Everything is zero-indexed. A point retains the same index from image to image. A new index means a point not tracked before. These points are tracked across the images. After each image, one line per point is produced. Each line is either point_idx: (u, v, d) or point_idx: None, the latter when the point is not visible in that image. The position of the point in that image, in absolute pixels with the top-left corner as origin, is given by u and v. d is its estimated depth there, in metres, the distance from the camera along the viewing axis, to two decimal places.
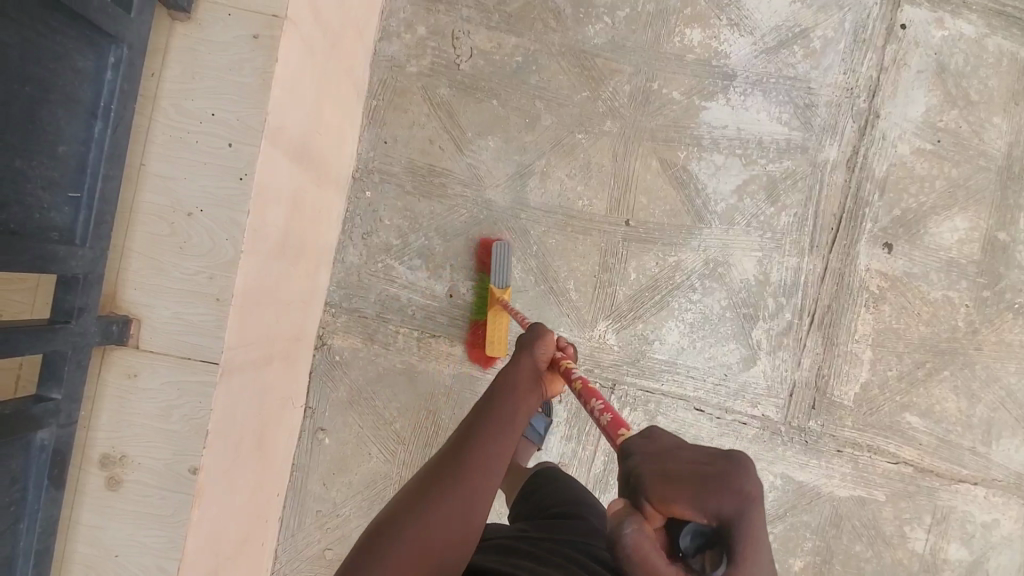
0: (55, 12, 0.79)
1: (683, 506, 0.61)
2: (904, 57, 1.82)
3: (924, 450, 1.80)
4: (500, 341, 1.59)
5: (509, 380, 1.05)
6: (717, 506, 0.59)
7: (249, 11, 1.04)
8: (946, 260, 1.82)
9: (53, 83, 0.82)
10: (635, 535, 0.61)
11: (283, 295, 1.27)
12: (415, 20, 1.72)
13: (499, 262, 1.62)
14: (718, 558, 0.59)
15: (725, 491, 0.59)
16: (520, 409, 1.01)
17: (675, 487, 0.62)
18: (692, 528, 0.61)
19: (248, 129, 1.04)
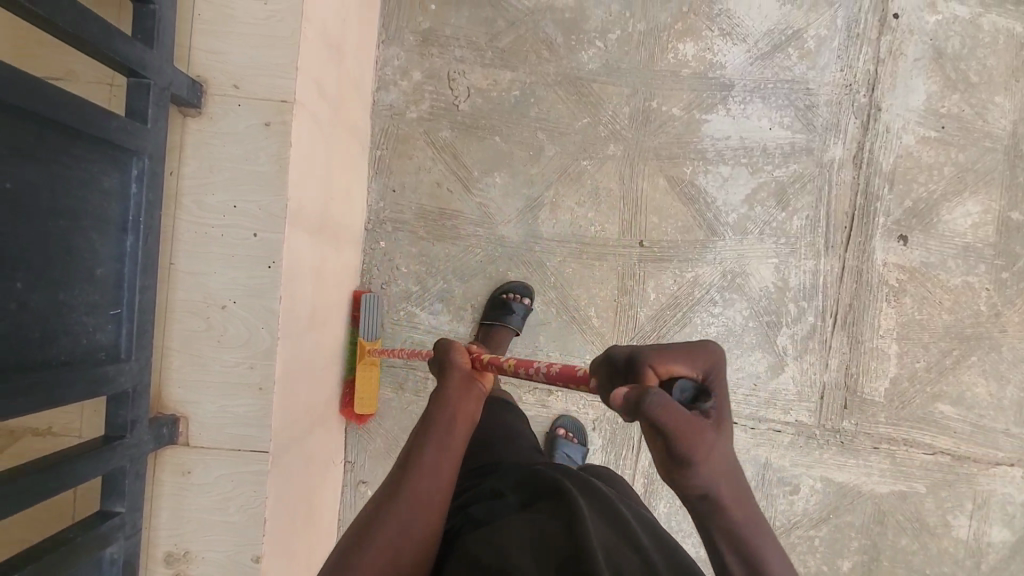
0: (78, 140, 0.78)
1: (677, 363, 0.62)
2: (900, 47, 1.81)
3: (959, 438, 1.81)
4: (369, 396, 1.59)
5: (438, 393, 0.94)
6: (706, 363, 0.63)
7: (260, 100, 1.05)
8: (963, 246, 1.82)
9: (84, 209, 0.81)
10: (661, 396, 0.57)
11: (316, 364, 1.28)
12: (410, 66, 1.72)
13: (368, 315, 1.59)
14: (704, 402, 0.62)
15: (708, 350, 0.63)
16: (457, 422, 0.90)
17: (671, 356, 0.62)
18: (686, 386, 0.62)
19: (271, 217, 1.05)
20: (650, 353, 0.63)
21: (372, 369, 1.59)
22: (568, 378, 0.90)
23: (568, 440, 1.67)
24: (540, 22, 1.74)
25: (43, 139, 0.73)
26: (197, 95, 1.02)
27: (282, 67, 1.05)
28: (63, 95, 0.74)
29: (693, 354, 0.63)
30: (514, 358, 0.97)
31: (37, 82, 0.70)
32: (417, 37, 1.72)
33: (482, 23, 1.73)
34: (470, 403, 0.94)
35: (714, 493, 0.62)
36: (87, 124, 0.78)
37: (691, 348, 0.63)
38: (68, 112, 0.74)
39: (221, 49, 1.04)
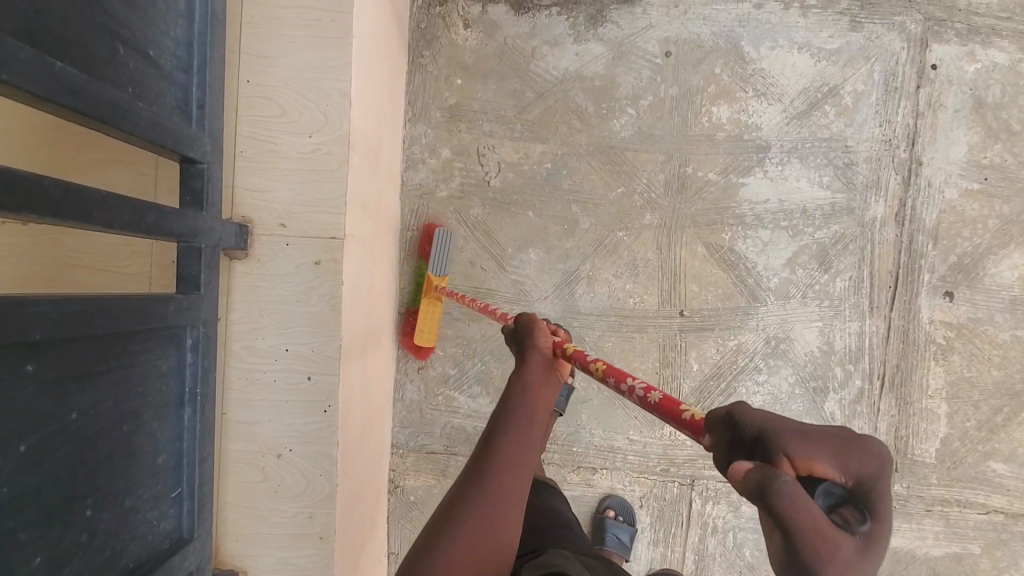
0: (135, 336, 0.78)
1: (820, 454, 0.49)
2: (939, 98, 1.75)
3: (1015, 496, 1.76)
4: (429, 328, 1.59)
5: (522, 377, 0.95)
6: (864, 467, 0.48)
7: (308, 237, 1.01)
8: (1010, 300, 1.77)
9: (144, 403, 0.80)
10: (785, 487, 0.46)
11: (362, 478, 1.24)
12: (438, 143, 1.68)
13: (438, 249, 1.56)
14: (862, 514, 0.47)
15: (869, 450, 0.48)
16: (539, 406, 0.92)
17: (814, 439, 0.50)
18: (830, 488, 0.48)
19: (324, 358, 1.01)
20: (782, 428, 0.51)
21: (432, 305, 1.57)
22: (665, 416, 0.74)
23: (616, 522, 1.63)
24: (570, 92, 1.70)
25: (105, 349, 0.73)
26: (243, 240, 0.99)
27: (329, 200, 1.01)
28: (121, 301, 0.73)
29: (848, 451, 0.49)
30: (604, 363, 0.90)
31: (98, 297, 0.70)
32: (445, 113, 1.68)
33: (510, 95, 1.69)
34: (552, 389, 0.96)
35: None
36: (143, 319, 0.77)
37: (850, 438, 0.49)
38: (127, 316, 0.74)
39: (266, 186, 1.01)
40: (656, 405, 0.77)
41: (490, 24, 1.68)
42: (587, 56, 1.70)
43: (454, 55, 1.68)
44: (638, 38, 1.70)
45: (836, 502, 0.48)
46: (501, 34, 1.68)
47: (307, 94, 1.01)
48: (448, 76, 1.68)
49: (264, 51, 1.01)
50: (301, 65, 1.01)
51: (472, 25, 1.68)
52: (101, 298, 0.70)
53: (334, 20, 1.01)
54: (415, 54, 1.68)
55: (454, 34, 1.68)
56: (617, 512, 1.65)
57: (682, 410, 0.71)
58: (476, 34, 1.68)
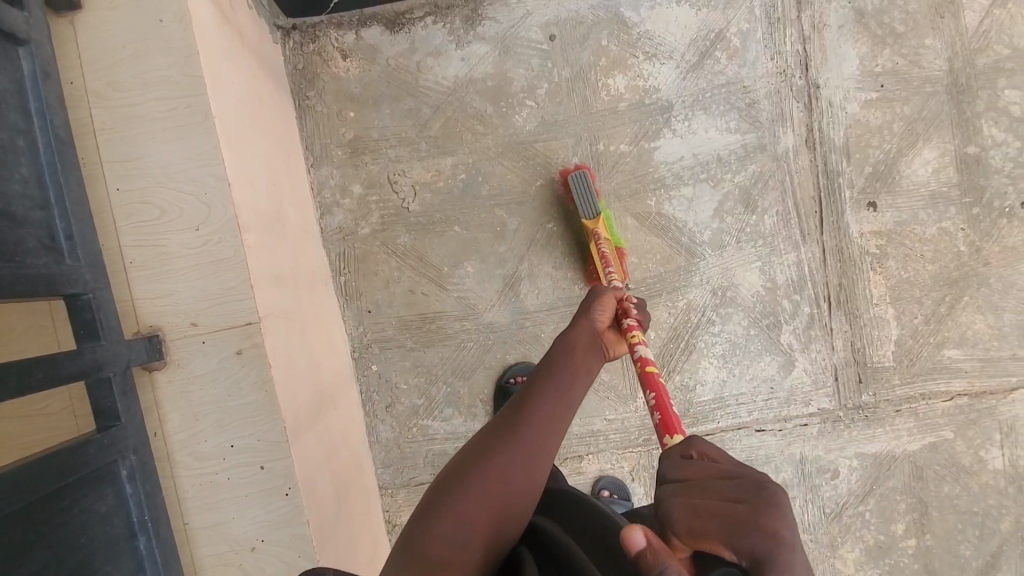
0: (60, 491, 0.79)
1: (714, 528, 0.59)
2: (822, 19, 1.79)
3: (973, 377, 1.85)
4: (620, 266, 1.55)
5: (572, 339, 1.10)
6: (754, 543, 0.57)
7: (222, 330, 0.99)
8: (930, 194, 1.83)
9: (90, 549, 0.82)
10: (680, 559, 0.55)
11: (351, 532, 1.25)
12: (348, 181, 1.65)
13: (580, 194, 1.59)
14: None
15: (763, 519, 0.59)
16: (583, 369, 1.05)
17: (707, 516, 0.60)
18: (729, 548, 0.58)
19: (271, 443, 1.00)
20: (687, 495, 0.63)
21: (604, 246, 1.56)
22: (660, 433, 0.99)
23: (612, 498, 1.67)
24: (466, 98, 1.67)
25: (29, 520, 0.74)
26: (156, 351, 0.97)
27: (233, 287, 0.99)
28: (31, 468, 0.73)
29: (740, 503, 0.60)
30: (649, 366, 1.08)
31: (4, 476, 0.70)
32: (347, 149, 1.65)
33: (407, 116, 1.66)
34: (597, 359, 1.10)
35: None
36: (61, 474, 0.78)
37: (748, 511, 0.60)
38: (43, 478, 0.75)
39: (165, 290, 0.98)
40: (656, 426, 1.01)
41: (369, 49, 1.64)
42: (473, 58, 1.67)
43: (340, 88, 1.64)
44: (519, 28, 1.68)
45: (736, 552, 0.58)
46: (382, 56, 1.65)
47: (182, 187, 0.98)
48: (340, 111, 1.65)
49: (126, 154, 0.97)
50: (169, 159, 0.98)
51: (350, 54, 1.64)
52: (5, 473, 0.70)
53: (190, 106, 0.97)
54: (301, 96, 1.64)
55: (335, 67, 1.64)
56: (612, 491, 1.69)
57: (667, 438, 0.97)
58: (357, 63, 1.64)
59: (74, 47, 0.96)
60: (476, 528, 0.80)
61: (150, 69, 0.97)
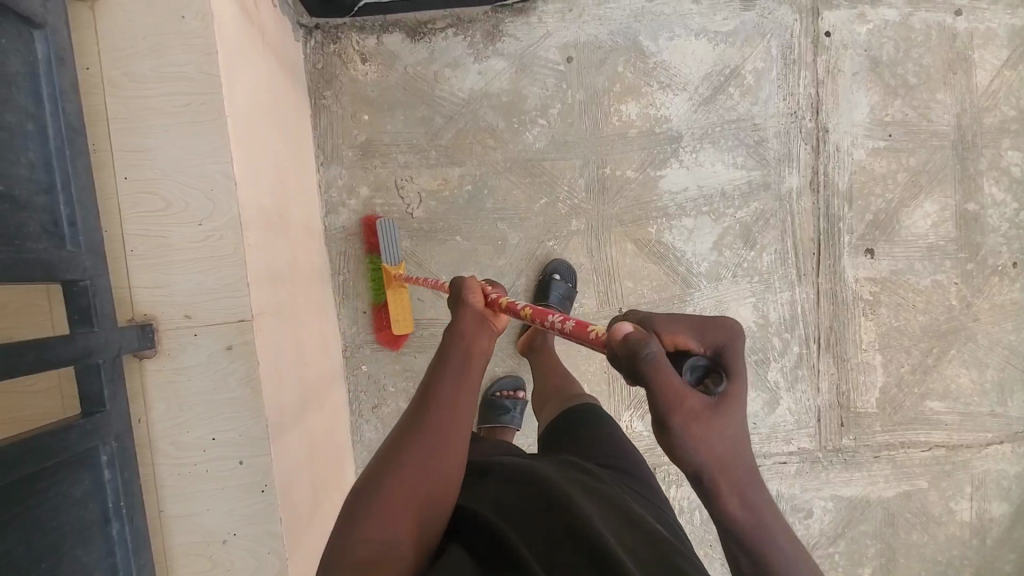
0: (39, 475, 0.79)
1: (685, 335, 0.68)
2: (837, 65, 1.81)
3: (952, 429, 1.88)
4: (404, 315, 1.62)
5: (455, 326, 0.95)
6: (717, 340, 0.66)
7: (215, 325, 1.00)
8: (927, 247, 1.86)
9: (62, 534, 0.83)
10: (653, 351, 0.65)
11: (325, 518, 1.28)
12: (355, 183, 1.67)
13: (386, 241, 1.59)
14: (717, 380, 0.66)
15: (722, 327, 0.66)
16: (476, 354, 0.92)
17: (678, 324, 0.68)
18: (695, 361, 0.67)
19: (252, 440, 1.01)
20: (658, 323, 0.69)
21: (399, 293, 1.61)
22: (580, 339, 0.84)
23: (560, 282, 1.68)
24: (479, 111, 1.70)
25: (6, 500, 0.74)
26: (149, 339, 0.98)
27: (230, 283, 1.00)
28: (9, 451, 0.73)
29: (702, 329, 0.67)
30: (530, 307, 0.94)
31: None
32: (357, 151, 1.67)
33: (419, 123, 1.68)
34: (488, 337, 0.96)
35: (710, 466, 0.64)
36: (42, 457, 0.78)
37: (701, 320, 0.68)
38: (25, 461, 0.75)
39: (163, 280, 1.00)
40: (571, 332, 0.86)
41: (389, 55, 1.67)
42: (490, 72, 1.69)
43: (356, 91, 1.66)
44: (537, 48, 1.70)
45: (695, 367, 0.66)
46: (401, 63, 1.67)
47: (188, 181, 0.99)
48: (355, 113, 1.67)
49: (137, 144, 0.99)
50: (178, 153, 0.99)
51: (370, 58, 1.66)
52: None
53: (204, 103, 0.99)
54: (317, 95, 1.66)
55: (353, 71, 1.66)
56: (562, 274, 1.69)
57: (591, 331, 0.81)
58: (375, 67, 1.66)
59: (93, 34, 0.97)
60: (401, 534, 0.73)
61: (168, 63, 0.98)
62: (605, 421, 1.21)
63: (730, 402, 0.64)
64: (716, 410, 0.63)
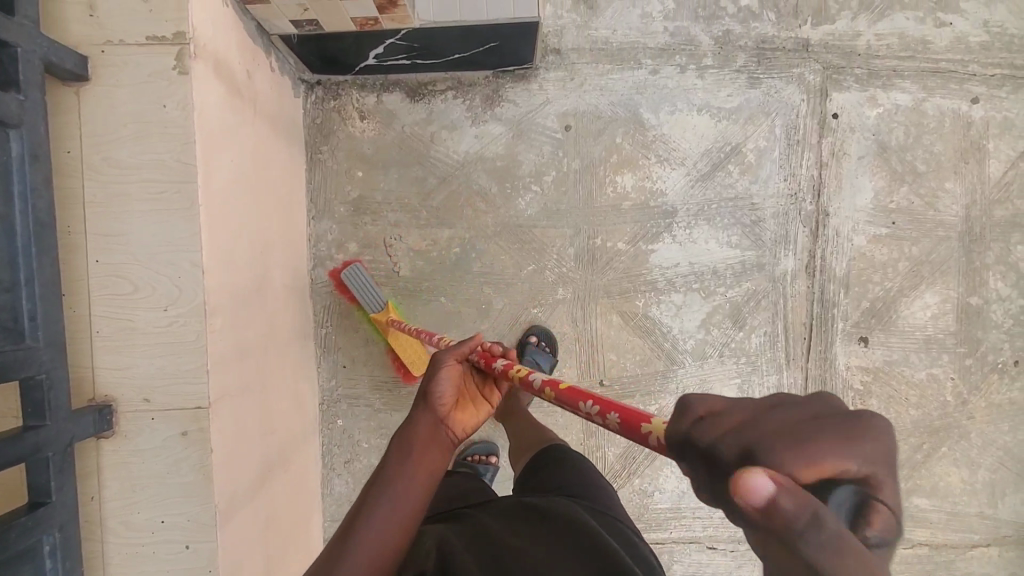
0: None
1: (834, 465, 0.42)
2: (843, 147, 1.76)
3: (936, 528, 1.82)
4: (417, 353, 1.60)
5: (402, 437, 0.84)
6: (872, 455, 0.42)
7: (174, 410, 1.02)
8: (924, 339, 1.80)
9: None
10: (824, 531, 0.39)
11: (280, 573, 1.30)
12: (345, 238, 1.68)
13: (362, 288, 1.60)
14: (888, 517, 0.42)
15: (867, 429, 0.44)
16: (419, 474, 0.80)
17: (816, 443, 0.42)
18: (844, 490, 0.42)
19: (200, 527, 1.03)
20: (786, 446, 0.43)
21: (397, 334, 1.59)
22: (631, 435, 0.68)
23: (537, 348, 1.67)
24: (472, 174, 1.70)
25: None
26: (106, 422, 1.00)
27: (190, 371, 1.02)
28: None
29: (853, 445, 0.42)
30: (552, 388, 0.85)
31: None
32: (349, 207, 1.68)
33: (413, 183, 1.69)
34: (440, 451, 0.84)
35: None
36: None
37: (839, 422, 0.44)
38: None
39: (125, 363, 1.02)
40: (618, 429, 0.71)
41: (387, 113, 1.67)
42: (486, 136, 1.69)
43: (352, 147, 1.67)
44: (536, 114, 1.70)
45: (858, 510, 0.41)
46: (399, 122, 1.68)
47: (157, 267, 1.01)
48: (349, 169, 1.68)
49: (111, 229, 1.00)
50: (149, 239, 1.00)
51: (368, 116, 1.67)
52: None
53: (179, 192, 1.00)
54: (313, 150, 1.67)
55: (351, 127, 1.67)
56: (540, 339, 1.69)
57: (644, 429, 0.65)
58: (373, 125, 1.67)
59: (76, 119, 0.99)
60: None
61: (146, 150, 1.00)
62: (577, 460, 1.20)
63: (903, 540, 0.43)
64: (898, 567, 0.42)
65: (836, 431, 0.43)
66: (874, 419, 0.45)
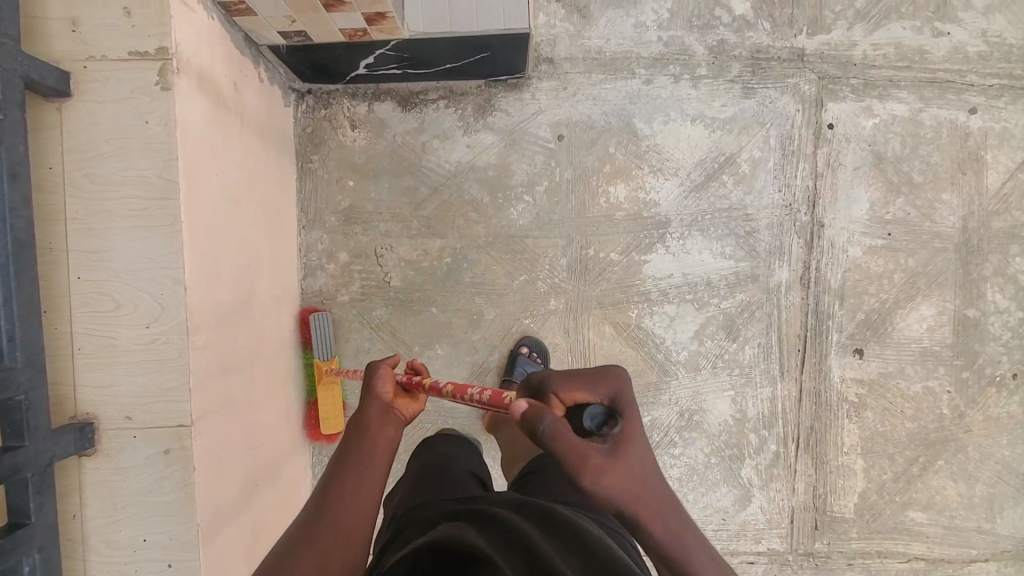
0: None
1: (579, 391, 0.74)
2: (838, 158, 1.74)
3: (932, 542, 1.80)
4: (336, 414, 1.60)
5: (354, 431, 0.83)
6: (605, 386, 0.75)
7: (155, 428, 1.01)
8: (920, 351, 1.78)
9: None
10: (554, 420, 0.68)
11: None
12: (335, 248, 1.68)
13: (319, 336, 1.58)
14: (614, 423, 0.72)
15: (608, 375, 0.76)
16: (376, 462, 0.80)
17: (573, 381, 0.75)
18: (591, 409, 0.72)
19: (182, 546, 1.02)
20: (555, 383, 0.75)
21: (331, 390, 1.60)
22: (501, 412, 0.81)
23: (527, 358, 1.66)
24: (464, 184, 1.69)
25: None
26: (87, 440, 0.99)
27: (172, 390, 1.01)
28: None
29: (597, 382, 0.75)
30: (451, 386, 0.87)
31: None
32: (339, 217, 1.67)
33: (404, 192, 1.68)
34: (392, 439, 0.83)
35: (626, 504, 0.69)
36: None
37: (594, 372, 0.76)
38: None
39: (106, 381, 1.01)
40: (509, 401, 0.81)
41: (378, 122, 1.67)
42: (478, 146, 1.68)
43: (343, 156, 1.67)
44: (528, 124, 1.69)
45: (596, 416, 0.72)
46: (390, 131, 1.67)
47: (139, 284, 1.00)
48: (340, 179, 1.67)
49: (93, 245, 1.00)
50: (131, 255, 1.00)
51: (359, 125, 1.67)
52: None
53: (161, 209, 1.00)
54: (303, 159, 1.66)
55: (342, 136, 1.66)
56: (532, 350, 1.67)
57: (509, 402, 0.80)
58: (364, 134, 1.67)
59: (57, 135, 0.98)
60: None
61: (128, 166, 0.99)
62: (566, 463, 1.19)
63: (629, 442, 0.71)
64: (618, 456, 0.69)
65: (588, 379, 0.75)
66: (614, 370, 0.77)
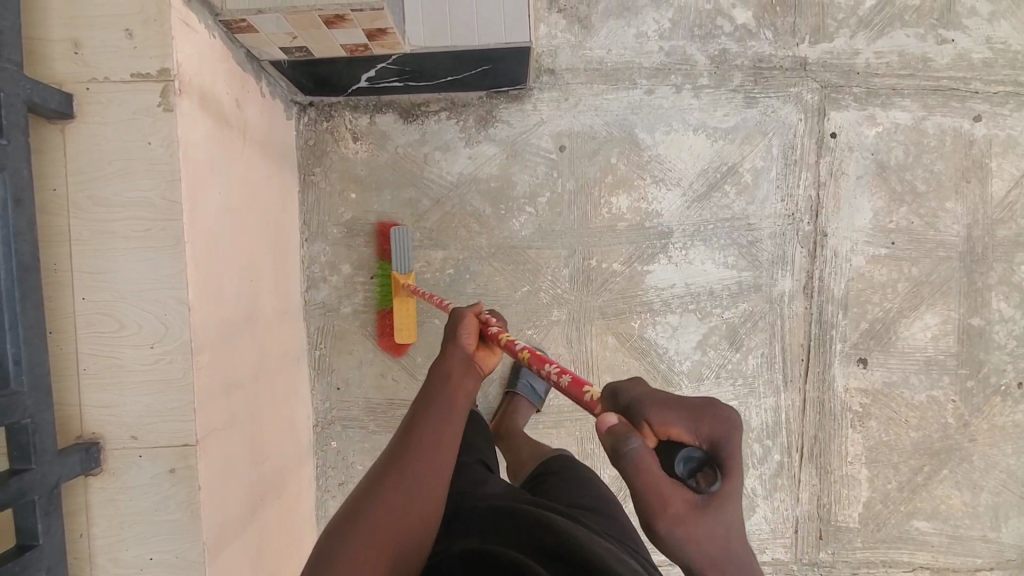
0: None
1: (677, 427, 0.61)
2: (841, 167, 1.74)
3: (937, 551, 1.80)
4: (408, 326, 1.61)
5: (440, 371, 0.92)
6: (710, 429, 0.60)
7: (160, 447, 1.02)
8: (924, 360, 1.78)
9: None
10: (637, 450, 0.60)
11: None
12: (338, 260, 1.68)
13: (398, 250, 1.59)
14: (712, 477, 0.60)
15: (718, 415, 0.60)
16: (459, 401, 0.88)
17: (672, 410, 0.62)
18: (687, 451, 0.61)
19: (188, 564, 1.02)
20: (651, 409, 0.63)
21: (404, 303, 1.60)
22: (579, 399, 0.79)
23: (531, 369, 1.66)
24: (466, 196, 1.69)
25: None
26: (94, 460, 1.00)
27: (176, 409, 1.02)
28: None
29: (697, 420, 0.60)
30: (530, 351, 0.90)
31: None
32: (342, 229, 1.68)
33: (406, 204, 1.68)
34: (473, 385, 0.92)
35: (700, 563, 0.61)
36: None
37: (700, 406, 0.61)
38: None
39: (111, 401, 1.01)
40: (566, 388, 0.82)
41: (380, 134, 1.67)
42: (480, 158, 1.68)
43: (345, 168, 1.67)
44: (530, 135, 1.69)
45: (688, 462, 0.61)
46: (392, 143, 1.67)
47: (143, 304, 1.00)
48: (342, 191, 1.67)
49: (97, 266, 1.00)
50: (136, 275, 1.00)
51: (362, 137, 1.67)
52: None
53: (164, 229, 1.00)
54: (306, 171, 1.67)
55: (344, 148, 1.67)
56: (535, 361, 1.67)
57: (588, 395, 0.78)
58: (366, 146, 1.67)
59: (62, 157, 0.99)
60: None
61: (132, 188, 1.00)
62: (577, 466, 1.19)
63: (722, 501, 0.59)
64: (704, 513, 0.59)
65: (690, 415, 0.61)
66: (728, 414, 0.61)
